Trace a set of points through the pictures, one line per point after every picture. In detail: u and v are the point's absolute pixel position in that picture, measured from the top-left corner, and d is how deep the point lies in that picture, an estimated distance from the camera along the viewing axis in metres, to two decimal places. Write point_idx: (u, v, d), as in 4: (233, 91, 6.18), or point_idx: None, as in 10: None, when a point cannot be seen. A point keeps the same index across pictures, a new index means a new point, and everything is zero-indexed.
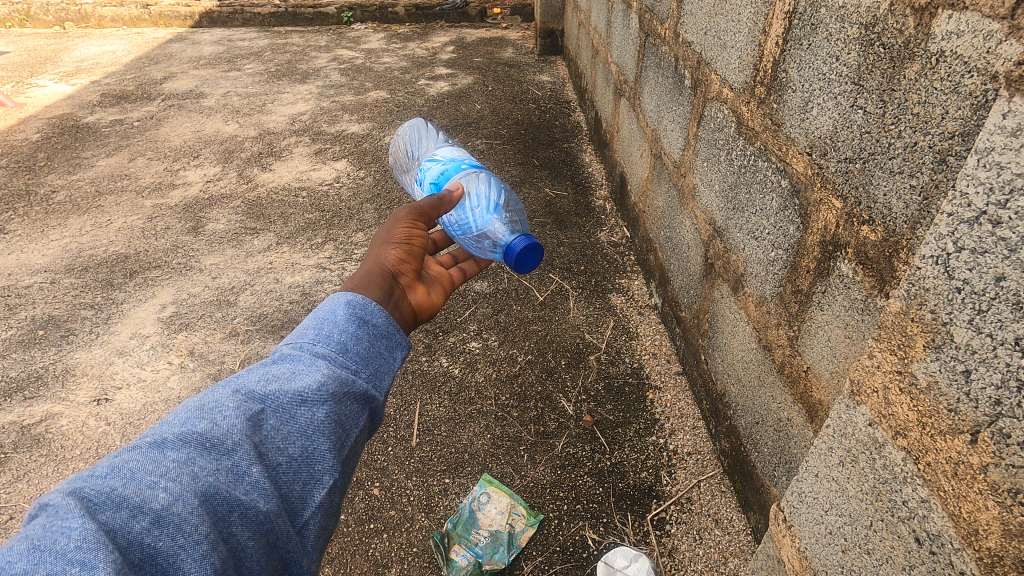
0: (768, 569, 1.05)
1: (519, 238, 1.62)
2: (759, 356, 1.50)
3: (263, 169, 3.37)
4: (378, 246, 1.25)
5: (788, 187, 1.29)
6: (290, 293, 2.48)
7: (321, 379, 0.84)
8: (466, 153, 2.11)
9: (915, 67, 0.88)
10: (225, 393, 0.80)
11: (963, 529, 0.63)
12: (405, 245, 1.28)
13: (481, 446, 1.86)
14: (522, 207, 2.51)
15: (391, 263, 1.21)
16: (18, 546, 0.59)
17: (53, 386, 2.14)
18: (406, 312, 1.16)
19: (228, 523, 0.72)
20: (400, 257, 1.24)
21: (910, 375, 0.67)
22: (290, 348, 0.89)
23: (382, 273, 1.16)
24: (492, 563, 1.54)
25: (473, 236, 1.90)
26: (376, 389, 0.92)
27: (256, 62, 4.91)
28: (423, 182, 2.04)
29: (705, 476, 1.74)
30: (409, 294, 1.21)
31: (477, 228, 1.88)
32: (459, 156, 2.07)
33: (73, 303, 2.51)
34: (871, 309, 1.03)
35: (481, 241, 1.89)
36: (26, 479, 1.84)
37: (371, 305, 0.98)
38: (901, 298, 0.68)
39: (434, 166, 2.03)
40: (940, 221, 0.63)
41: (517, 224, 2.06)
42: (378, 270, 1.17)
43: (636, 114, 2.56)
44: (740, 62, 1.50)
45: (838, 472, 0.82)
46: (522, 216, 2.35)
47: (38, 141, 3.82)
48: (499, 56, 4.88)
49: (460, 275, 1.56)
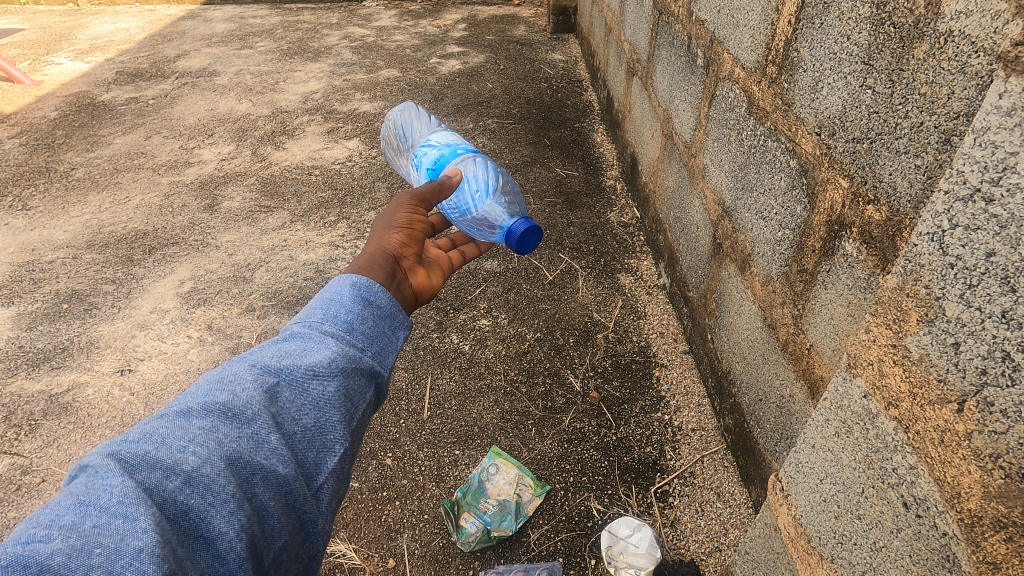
0: (766, 537, 1.09)
1: (519, 222, 1.64)
2: (764, 335, 1.53)
3: (276, 148, 3.41)
4: (381, 230, 1.29)
5: (796, 167, 1.30)
6: (304, 270, 2.53)
7: (331, 356, 0.89)
8: (460, 136, 2.09)
9: (923, 47, 0.88)
10: (243, 367, 0.85)
11: (946, 493, 0.66)
12: (408, 229, 1.31)
13: (490, 419, 1.91)
14: (518, 189, 2.52)
15: (394, 247, 1.25)
16: (66, 502, 0.66)
17: (78, 357, 2.22)
18: (408, 294, 1.19)
19: (251, 484, 0.77)
20: (402, 242, 1.28)
21: (903, 348, 0.70)
22: (299, 326, 0.93)
23: (385, 257, 1.19)
24: (501, 529, 1.61)
25: (471, 219, 1.93)
26: (381, 366, 0.96)
27: (267, 40, 4.90)
28: (419, 166, 2.01)
29: (708, 451, 1.79)
30: (411, 277, 1.24)
31: (475, 210, 1.92)
32: (454, 140, 2.05)
33: (96, 277, 2.58)
34: (873, 287, 1.05)
35: (480, 223, 1.92)
36: (56, 445, 1.93)
37: (375, 287, 1.02)
38: (898, 274, 0.70)
39: (431, 151, 2.01)
40: (936, 199, 0.65)
41: (513, 208, 2.11)
42: (381, 253, 1.20)
43: (648, 94, 2.55)
44: (753, 40, 1.49)
45: (833, 442, 0.85)
46: (519, 199, 2.35)
47: (56, 118, 3.87)
48: (511, 34, 4.84)
49: (460, 258, 1.59)
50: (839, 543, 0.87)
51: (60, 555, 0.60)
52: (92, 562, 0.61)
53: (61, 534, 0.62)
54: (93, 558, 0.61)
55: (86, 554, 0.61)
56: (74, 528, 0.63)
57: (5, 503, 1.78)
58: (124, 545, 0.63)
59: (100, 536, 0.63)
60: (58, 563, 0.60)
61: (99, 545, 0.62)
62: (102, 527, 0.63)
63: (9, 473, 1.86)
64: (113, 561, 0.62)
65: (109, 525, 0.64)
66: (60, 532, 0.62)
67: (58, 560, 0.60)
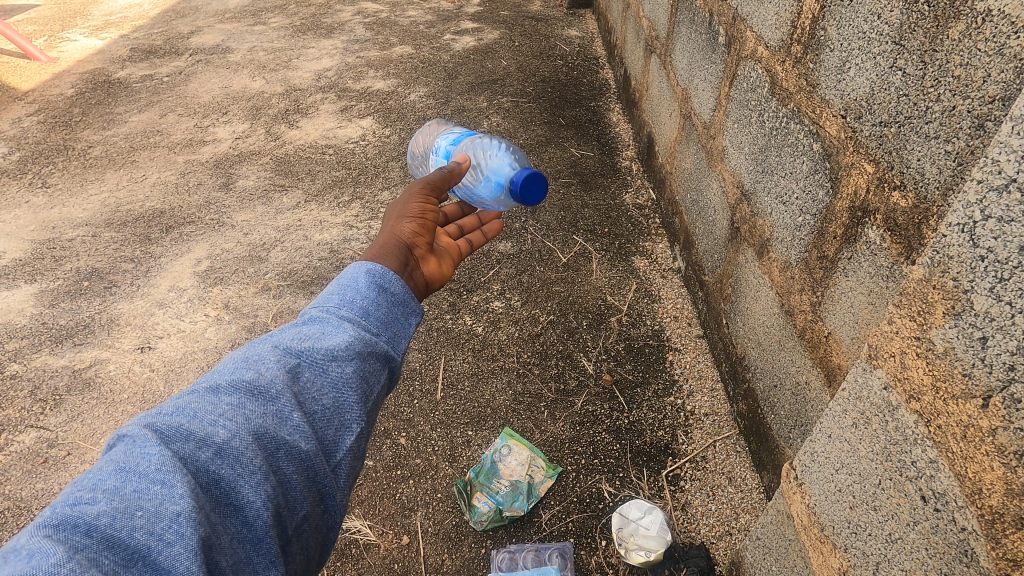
0: (777, 523, 1.10)
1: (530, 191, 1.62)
2: (781, 321, 1.51)
3: (290, 126, 3.40)
4: (394, 219, 1.28)
5: (819, 151, 1.27)
6: (319, 250, 2.54)
7: (348, 339, 0.89)
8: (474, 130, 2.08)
9: (959, 27, 0.85)
10: (266, 349, 0.86)
11: (967, 488, 0.65)
12: (421, 219, 1.30)
13: (503, 401, 1.92)
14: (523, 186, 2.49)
15: (407, 236, 1.24)
16: (107, 468, 0.68)
17: (99, 334, 2.26)
18: (420, 282, 1.19)
19: (277, 457, 0.78)
20: (416, 230, 1.27)
21: (928, 341, 0.69)
22: (317, 311, 0.93)
23: (398, 245, 1.18)
24: (513, 509, 1.63)
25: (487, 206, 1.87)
26: (394, 349, 0.97)
27: (280, 15, 4.85)
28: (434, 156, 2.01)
29: (720, 436, 1.79)
30: (423, 265, 1.23)
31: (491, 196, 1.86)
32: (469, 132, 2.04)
33: (115, 255, 2.61)
34: (895, 275, 1.03)
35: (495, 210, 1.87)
36: (80, 420, 1.98)
37: (388, 273, 1.01)
38: (924, 265, 0.69)
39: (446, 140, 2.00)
40: (969, 188, 0.63)
41: None
42: (394, 242, 1.19)
43: (667, 73, 2.49)
44: (778, 18, 1.45)
45: (850, 433, 0.84)
46: None
47: (72, 96, 3.88)
48: (526, 10, 4.74)
49: (468, 246, 1.59)
50: (853, 534, 0.87)
51: (106, 516, 0.63)
52: (135, 523, 0.63)
53: (105, 497, 0.64)
54: (135, 520, 0.63)
55: (129, 517, 0.63)
56: (116, 492, 0.65)
57: (34, 474, 1.84)
58: (163, 509, 0.65)
59: (141, 500, 0.65)
60: (104, 523, 0.62)
61: (141, 508, 0.64)
62: (142, 491, 0.65)
63: (37, 446, 1.92)
64: (153, 524, 0.63)
65: (148, 490, 0.66)
66: (103, 495, 0.64)
67: (104, 521, 0.62)
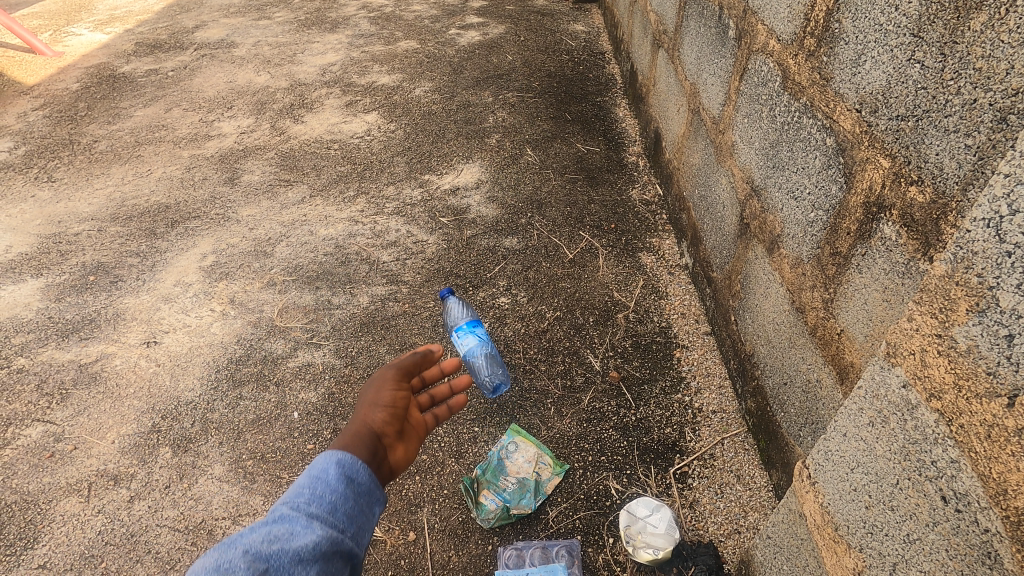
0: (789, 522, 1.08)
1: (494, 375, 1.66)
2: (792, 318, 1.49)
3: (295, 121, 3.39)
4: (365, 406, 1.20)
5: (833, 145, 1.25)
6: (324, 245, 2.54)
7: (317, 538, 0.86)
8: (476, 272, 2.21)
9: (981, 18, 0.83)
10: (235, 553, 0.80)
11: (991, 488, 0.64)
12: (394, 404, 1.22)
13: (509, 397, 1.91)
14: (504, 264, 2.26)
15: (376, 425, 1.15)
16: None
17: (105, 328, 2.26)
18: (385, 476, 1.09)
19: None
20: (387, 417, 1.18)
21: (950, 338, 0.67)
22: (286, 509, 0.90)
23: (363, 439, 1.09)
24: (520, 508, 1.63)
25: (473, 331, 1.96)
26: (357, 546, 0.94)
27: (284, 10, 4.84)
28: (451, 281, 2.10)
29: (729, 433, 1.77)
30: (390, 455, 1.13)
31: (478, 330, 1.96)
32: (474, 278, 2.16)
33: (121, 250, 2.61)
34: (912, 271, 1.02)
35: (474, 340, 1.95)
36: (86, 414, 1.98)
37: (357, 463, 1.02)
38: (947, 261, 0.67)
39: None
40: (995, 182, 0.61)
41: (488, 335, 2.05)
42: (360, 435, 1.11)
43: (675, 67, 2.47)
44: (790, 11, 1.43)
45: (866, 432, 0.83)
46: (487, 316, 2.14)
47: (77, 90, 3.88)
48: (532, 4, 4.71)
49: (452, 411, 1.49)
50: (869, 533, 0.85)
51: None
52: None
53: None
54: None
55: None
56: None
57: (40, 468, 1.84)
58: None
59: None
60: None
61: None
62: None
63: (43, 440, 1.92)
64: None
65: None
66: None
67: None
